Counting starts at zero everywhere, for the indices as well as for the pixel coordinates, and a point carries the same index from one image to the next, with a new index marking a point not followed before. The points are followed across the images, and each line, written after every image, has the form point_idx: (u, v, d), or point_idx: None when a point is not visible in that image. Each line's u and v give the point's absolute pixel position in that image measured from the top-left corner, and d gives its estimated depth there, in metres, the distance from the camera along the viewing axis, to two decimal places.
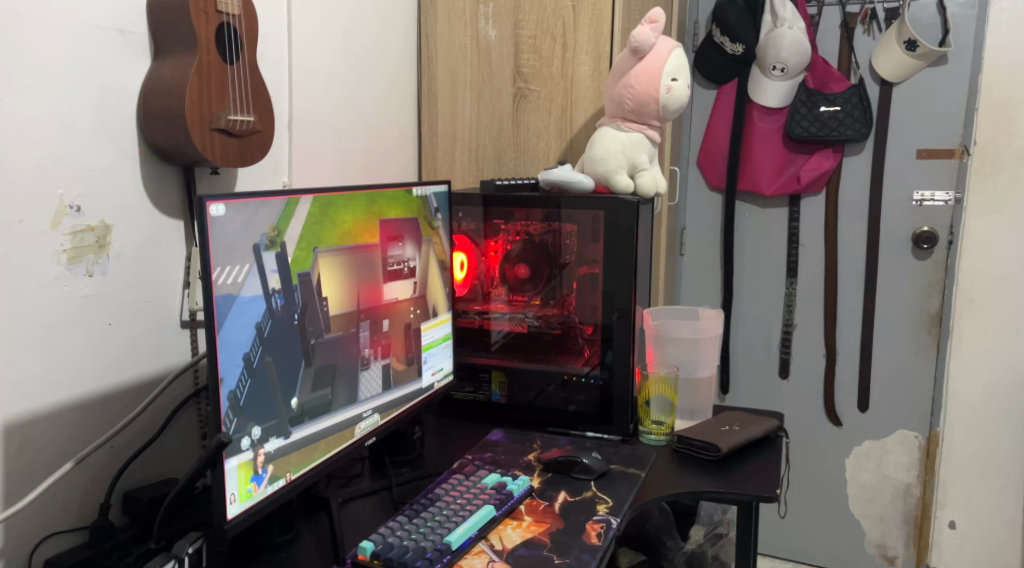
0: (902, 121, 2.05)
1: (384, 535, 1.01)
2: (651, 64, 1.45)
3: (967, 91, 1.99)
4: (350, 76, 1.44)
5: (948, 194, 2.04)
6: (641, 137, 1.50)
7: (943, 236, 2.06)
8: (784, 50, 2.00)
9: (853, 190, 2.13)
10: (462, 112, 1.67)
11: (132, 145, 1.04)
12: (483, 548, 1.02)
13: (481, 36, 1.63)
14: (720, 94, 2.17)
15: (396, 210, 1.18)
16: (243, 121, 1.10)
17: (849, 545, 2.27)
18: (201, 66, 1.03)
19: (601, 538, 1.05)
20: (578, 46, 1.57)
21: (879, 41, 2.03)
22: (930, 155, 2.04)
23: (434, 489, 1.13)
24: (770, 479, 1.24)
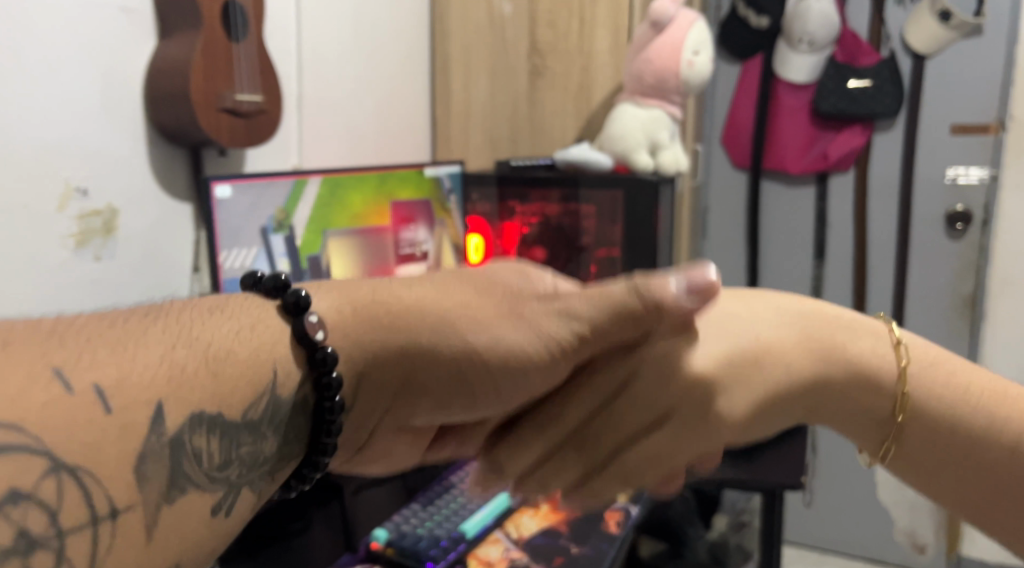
0: (935, 96, 1.99)
1: (397, 524, 0.99)
2: (672, 37, 1.44)
3: (1003, 63, 1.91)
4: (360, 53, 1.41)
5: (983, 170, 1.97)
6: (661, 113, 1.48)
7: (978, 215, 1.99)
8: (811, 22, 1.92)
9: (884, 169, 2.07)
10: (476, 89, 1.62)
11: (138, 125, 1.02)
12: (500, 536, 0.99)
13: (496, 11, 1.59)
14: (745, 70, 2.11)
15: (408, 191, 1.14)
16: (250, 101, 1.07)
17: (878, 532, 2.23)
18: (207, 43, 1.01)
19: (620, 527, 1.01)
20: (596, 19, 1.53)
21: (910, 12, 1.97)
22: (964, 131, 1.97)
23: (449, 477, 1.12)
24: (796, 466, 1.21)
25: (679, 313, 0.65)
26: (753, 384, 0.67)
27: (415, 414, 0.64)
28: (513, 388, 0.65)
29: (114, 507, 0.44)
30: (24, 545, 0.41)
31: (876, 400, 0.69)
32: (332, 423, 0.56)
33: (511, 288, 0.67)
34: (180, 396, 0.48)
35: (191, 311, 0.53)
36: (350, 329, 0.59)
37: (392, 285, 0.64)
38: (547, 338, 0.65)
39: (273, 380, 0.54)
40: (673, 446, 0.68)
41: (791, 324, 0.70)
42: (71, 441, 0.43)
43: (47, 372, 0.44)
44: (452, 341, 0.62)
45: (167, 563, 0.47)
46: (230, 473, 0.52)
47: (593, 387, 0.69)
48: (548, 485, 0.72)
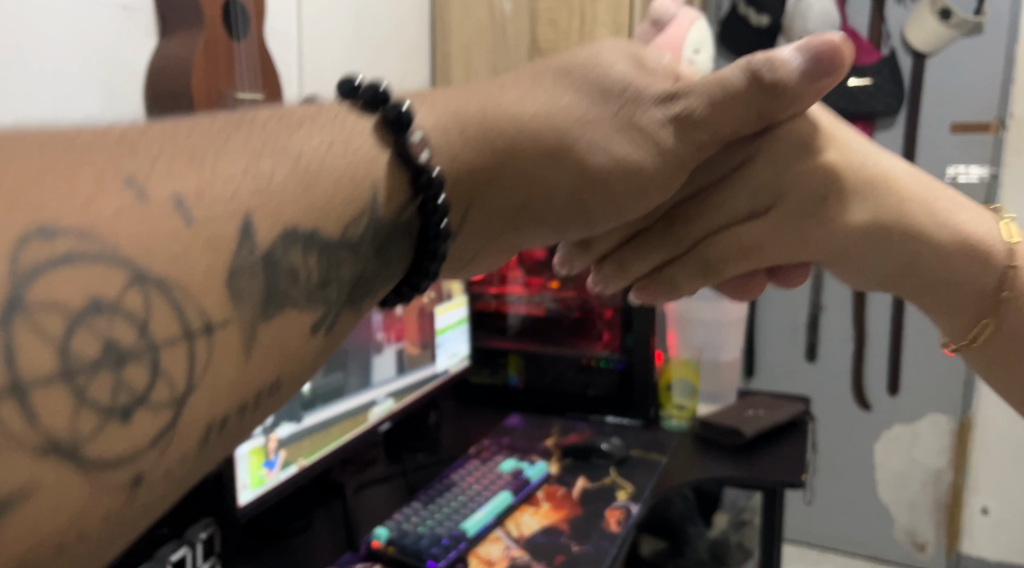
0: (936, 94, 1.99)
1: (398, 522, 0.99)
2: (674, 35, 1.45)
3: (1004, 62, 1.91)
4: (361, 52, 1.40)
5: (984, 169, 1.96)
6: None
7: None
8: (811, 20, 1.92)
9: None
10: (476, 87, 1.63)
11: (140, 125, 0.99)
12: (501, 535, 0.99)
13: (497, 10, 1.59)
14: None
15: None
16: (251, 100, 1.08)
17: (877, 530, 2.24)
18: (209, 42, 1.01)
19: (620, 525, 1.01)
20: (596, 19, 1.51)
21: (911, 11, 1.97)
22: (965, 130, 1.97)
23: (449, 475, 1.12)
24: (796, 465, 1.21)
25: (805, 87, 0.62)
26: (871, 201, 0.69)
27: (527, 239, 0.63)
28: (630, 210, 0.63)
29: (209, 322, 0.41)
30: (113, 360, 0.38)
31: (982, 274, 0.70)
32: (439, 245, 0.54)
33: (634, 83, 0.61)
34: (269, 209, 0.44)
35: (276, 123, 0.48)
36: (461, 146, 0.56)
37: (489, 89, 0.59)
38: (660, 147, 0.61)
39: (373, 197, 0.50)
40: (767, 238, 0.71)
41: (910, 172, 0.71)
42: (152, 253, 0.39)
43: (119, 179, 0.39)
44: (569, 154, 0.59)
45: (253, 392, 0.44)
46: (330, 292, 0.49)
47: (717, 166, 0.70)
48: (625, 271, 0.75)
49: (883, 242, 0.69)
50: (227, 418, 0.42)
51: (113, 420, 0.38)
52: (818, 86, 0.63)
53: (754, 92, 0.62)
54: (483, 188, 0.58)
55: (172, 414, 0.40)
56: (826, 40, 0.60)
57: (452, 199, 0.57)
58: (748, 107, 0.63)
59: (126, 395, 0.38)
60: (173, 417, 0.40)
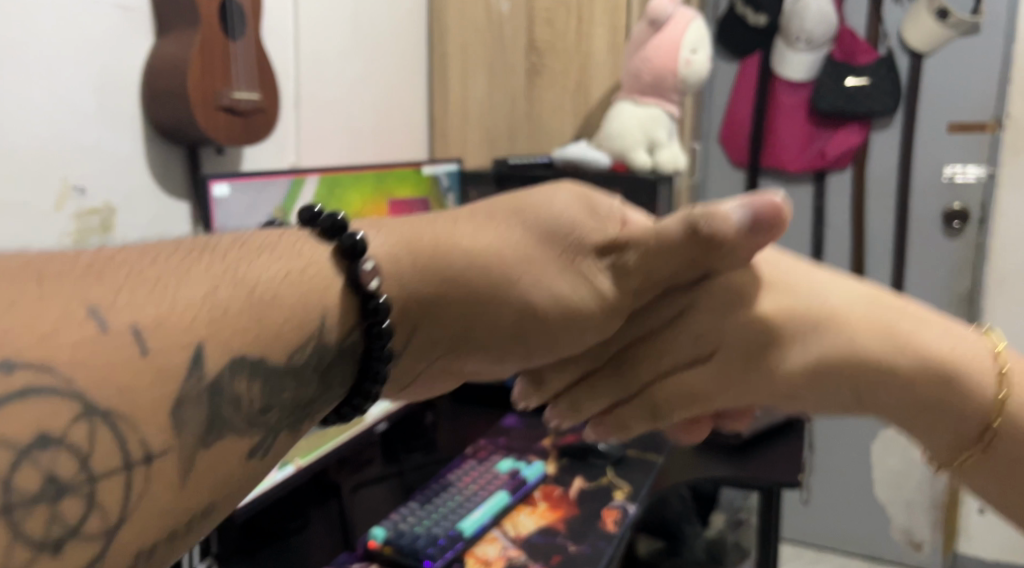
0: (933, 94, 1.99)
1: (395, 522, 0.99)
2: (671, 36, 1.44)
3: (1001, 62, 1.92)
4: (358, 51, 1.40)
5: (981, 168, 1.97)
6: (658, 111, 1.49)
7: (975, 214, 2.00)
8: (808, 20, 1.92)
9: (882, 167, 2.08)
10: (473, 88, 1.62)
11: (136, 125, 0.99)
12: (497, 535, 0.99)
13: (493, 9, 1.58)
14: (744, 66, 2.09)
15: (407, 189, 1.15)
16: (247, 99, 1.07)
17: (874, 530, 2.24)
18: (205, 42, 1.00)
19: (617, 525, 1.01)
20: (594, 17, 1.53)
21: (908, 11, 1.97)
22: (962, 129, 1.97)
23: (446, 475, 1.12)
24: (794, 464, 1.21)
25: (742, 243, 0.64)
26: (815, 343, 0.66)
27: (463, 366, 0.62)
28: (571, 343, 0.65)
29: (149, 453, 0.41)
30: (52, 492, 0.37)
31: (970, 410, 0.63)
32: (380, 366, 0.54)
33: (582, 225, 0.64)
34: (221, 339, 0.45)
35: (234, 249, 0.49)
36: (406, 273, 0.56)
37: (443, 222, 0.60)
38: (599, 292, 0.64)
39: (320, 325, 0.51)
40: (713, 387, 0.69)
41: (864, 298, 0.67)
42: (104, 381, 0.40)
43: (82, 310, 0.40)
44: (509, 292, 0.60)
45: (202, 505, 0.44)
46: (271, 417, 0.49)
47: (653, 314, 0.70)
48: (580, 409, 0.73)
49: (837, 381, 0.65)
50: (155, 547, 0.42)
51: (45, 552, 0.37)
52: (759, 241, 0.65)
53: (691, 245, 0.64)
54: (426, 312, 0.58)
55: (101, 546, 0.39)
56: (768, 200, 0.63)
57: (399, 321, 0.56)
58: (681, 259, 0.65)
59: (60, 526, 0.38)
60: (103, 548, 0.39)
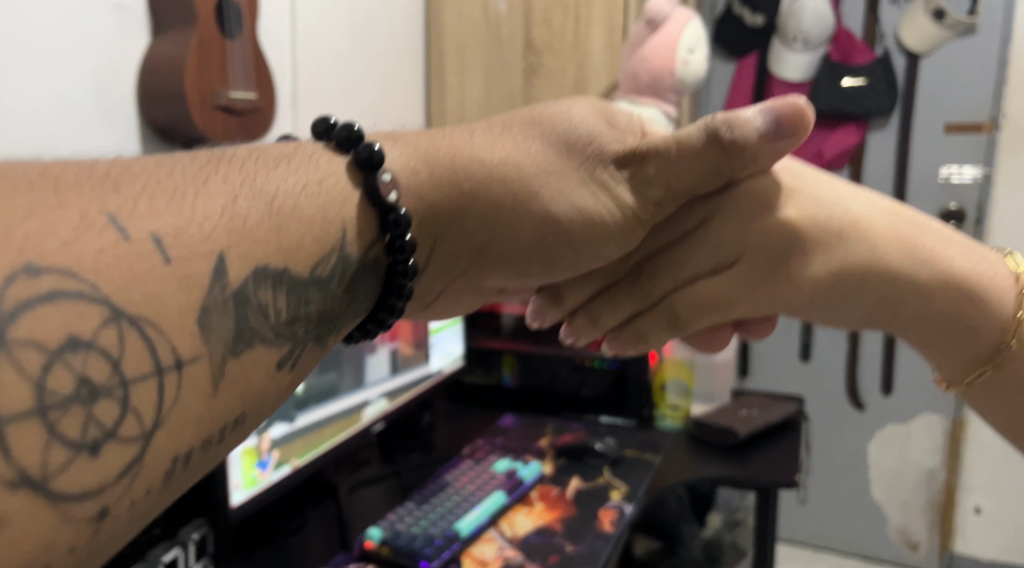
0: (929, 95, 1.99)
1: (391, 523, 0.99)
2: (667, 35, 1.45)
3: (997, 63, 1.92)
4: (355, 51, 1.40)
5: (977, 169, 1.97)
6: (656, 112, 1.48)
7: (972, 214, 2.00)
8: (805, 21, 1.93)
9: (879, 167, 2.08)
10: (471, 87, 1.63)
11: (133, 124, 0.99)
12: (494, 535, 0.99)
13: (491, 9, 1.58)
14: (741, 67, 2.10)
15: None
16: (244, 99, 1.07)
17: (871, 531, 2.24)
18: (202, 41, 1.01)
19: (614, 525, 1.01)
20: (592, 19, 1.52)
21: (904, 11, 1.97)
22: (958, 130, 1.98)
23: (443, 476, 1.12)
24: (790, 465, 1.22)
25: (764, 146, 0.62)
26: (838, 251, 0.67)
27: (489, 275, 0.65)
28: (594, 254, 0.65)
29: (179, 358, 0.41)
30: (85, 395, 0.37)
31: (987, 322, 0.67)
32: (404, 281, 0.55)
33: (599, 138, 0.63)
34: (242, 249, 0.45)
35: (253, 159, 0.49)
36: (426, 184, 0.58)
37: (462, 136, 0.61)
38: (620, 204, 0.63)
39: (342, 238, 0.51)
40: (735, 292, 0.69)
41: (890, 213, 0.68)
42: (128, 293, 0.39)
43: (101, 220, 0.40)
44: (530, 203, 0.61)
45: (232, 417, 0.44)
46: (297, 329, 0.49)
47: (673, 224, 0.69)
48: (597, 322, 0.73)
49: (855, 291, 0.67)
50: (192, 452, 0.42)
51: (81, 454, 0.37)
52: (780, 143, 0.62)
53: (715, 151, 0.62)
54: (445, 230, 0.60)
55: (140, 448, 0.39)
56: (791, 102, 0.60)
57: (419, 233, 0.58)
58: (703, 167, 0.63)
59: (95, 430, 0.38)
60: (141, 451, 0.39)
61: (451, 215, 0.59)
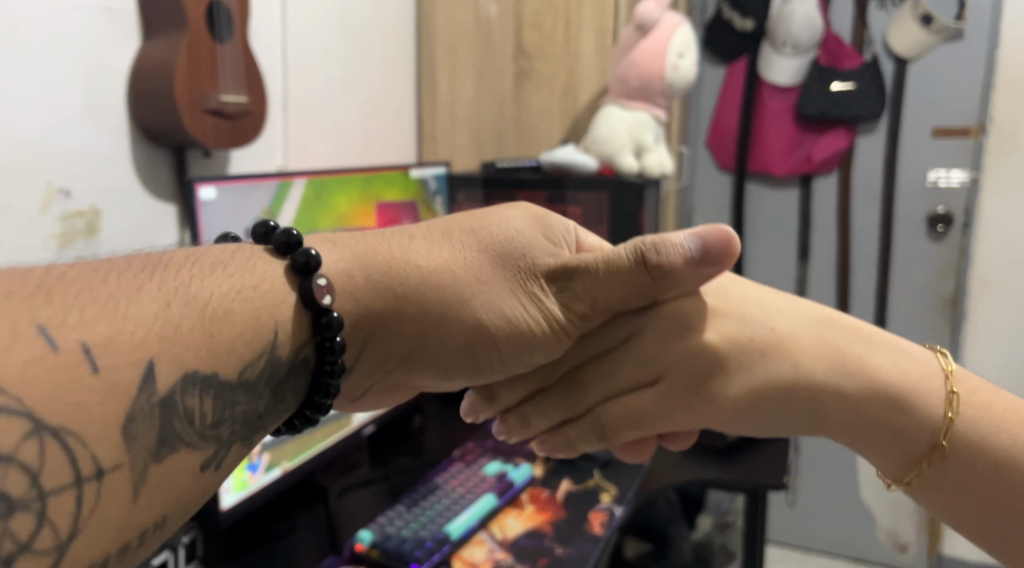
0: (918, 99, 2.01)
1: (382, 525, 0.99)
2: (657, 39, 1.46)
3: (984, 68, 1.94)
4: (345, 53, 1.40)
5: (965, 172, 1.99)
6: (646, 116, 1.50)
7: (959, 217, 2.01)
8: (794, 25, 1.93)
9: (868, 172, 2.09)
10: (462, 89, 1.61)
11: (123, 127, 0.99)
12: (484, 538, 0.99)
13: (482, 12, 1.59)
14: (731, 71, 2.11)
15: (394, 192, 1.14)
16: (235, 102, 1.07)
17: (860, 532, 2.25)
18: (192, 44, 1.00)
19: (604, 527, 1.02)
20: (582, 22, 1.54)
21: (893, 16, 1.99)
22: (946, 134, 1.99)
23: (434, 478, 1.12)
24: (778, 467, 1.22)
25: (690, 272, 0.66)
26: (762, 367, 0.72)
27: (416, 378, 0.66)
28: (520, 361, 0.68)
29: (100, 467, 0.43)
30: (3, 508, 0.39)
31: (916, 429, 0.68)
32: (331, 380, 0.57)
33: (534, 248, 0.67)
34: (173, 353, 0.47)
35: (190, 267, 0.52)
36: (360, 291, 0.59)
37: (396, 242, 0.63)
38: (551, 316, 0.66)
39: (273, 340, 0.54)
40: (658, 407, 0.74)
41: (812, 322, 0.74)
42: (53, 401, 0.42)
43: (30, 329, 0.43)
44: (466, 312, 0.63)
45: (154, 519, 0.46)
46: (223, 431, 0.51)
47: (602, 335, 0.73)
48: (529, 423, 0.77)
49: (782, 404, 0.71)
50: (108, 558, 0.44)
51: None
52: (707, 270, 0.67)
53: (640, 272, 0.65)
54: (381, 330, 0.61)
55: (55, 556, 0.41)
56: (718, 232, 0.64)
57: (351, 336, 0.60)
58: (629, 289, 0.67)
59: (10, 542, 0.40)
60: (53, 562, 0.41)
61: (379, 322, 0.61)
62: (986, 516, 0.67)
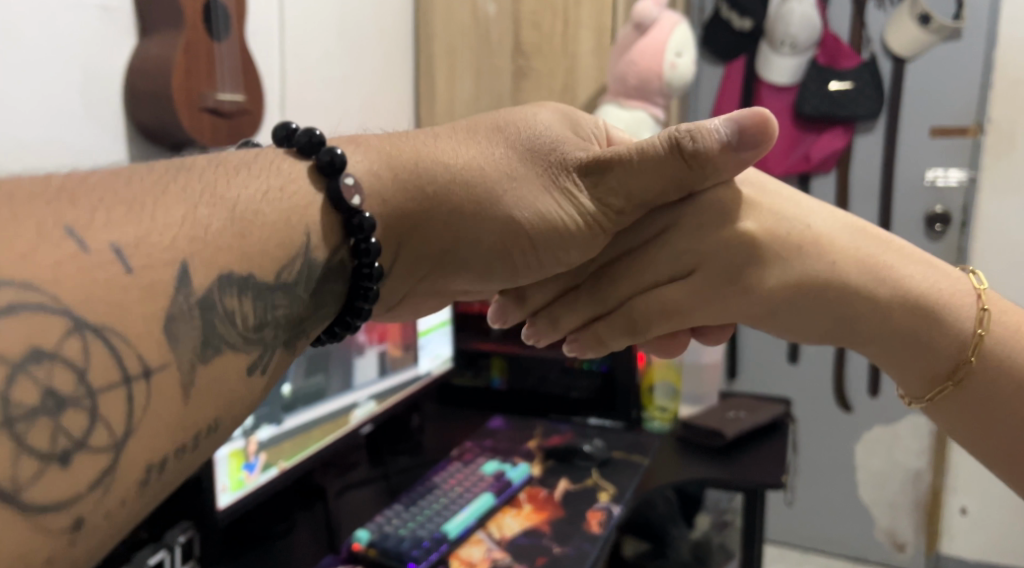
0: (916, 99, 2.01)
1: (379, 524, 0.99)
2: (654, 39, 1.47)
3: (982, 67, 1.94)
4: (342, 53, 1.40)
5: (962, 172, 1.99)
6: (644, 115, 1.50)
7: (957, 217, 2.01)
8: (793, 25, 1.94)
9: (865, 172, 2.09)
10: (461, 90, 1.64)
11: (120, 126, 0.99)
12: (482, 537, 0.99)
13: (480, 12, 1.59)
14: (728, 71, 2.11)
15: None
16: (232, 101, 1.07)
17: (858, 532, 2.25)
18: (189, 44, 1.00)
19: (602, 527, 1.01)
20: (581, 21, 1.52)
21: (891, 15, 1.99)
22: (944, 133, 1.99)
23: (432, 477, 1.12)
24: (776, 466, 1.22)
25: (726, 159, 0.63)
26: (796, 265, 0.68)
27: (451, 282, 0.67)
28: (556, 260, 0.67)
29: (147, 367, 0.43)
30: (52, 406, 0.39)
31: (947, 341, 0.65)
32: (370, 283, 0.57)
33: (563, 144, 0.65)
34: (205, 257, 0.46)
35: (211, 172, 0.50)
36: (388, 187, 0.59)
37: (425, 139, 0.63)
38: (583, 210, 0.64)
39: (306, 242, 0.53)
40: (687, 300, 0.71)
41: (849, 228, 0.69)
42: (90, 299, 0.41)
43: (59, 230, 0.41)
44: (495, 210, 0.63)
45: (205, 424, 0.46)
46: (266, 334, 0.51)
47: (633, 232, 0.71)
48: (557, 324, 0.76)
49: (810, 307, 0.68)
50: (167, 458, 0.43)
51: (51, 465, 0.38)
52: (746, 155, 0.64)
53: (675, 159, 0.63)
54: (411, 227, 0.61)
55: (111, 457, 0.41)
56: (755, 115, 0.61)
57: (384, 237, 0.60)
58: (665, 179, 0.65)
59: (65, 440, 0.39)
60: (111, 461, 0.41)
61: (414, 218, 0.61)
62: (1001, 433, 0.65)
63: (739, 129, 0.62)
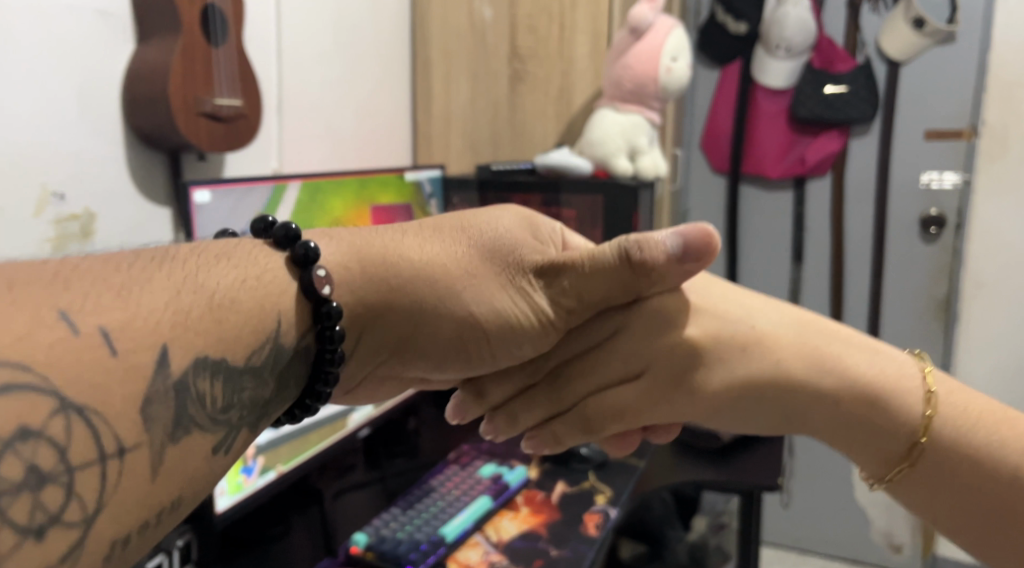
0: (911, 102, 2.02)
1: (377, 528, 0.99)
2: (651, 44, 1.47)
3: (977, 70, 1.95)
4: (340, 54, 1.40)
5: (958, 175, 2.00)
6: (640, 119, 1.51)
7: (952, 219, 2.02)
8: (788, 28, 1.93)
9: (860, 175, 2.10)
10: (456, 95, 1.61)
11: (117, 131, 0.99)
12: (479, 540, 0.99)
13: (477, 15, 1.59)
14: (725, 74, 2.12)
15: (389, 195, 1.14)
16: (229, 105, 1.07)
17: (855, 535, 2.26)
18: (186, 48, 1.00)
19: (600, 529, 1.02)
20: (576, 25, 1.56)
21: (885, 19, 2.00)
22: (939, 136, 2.00)
23: (429, 481, 1.13)
24: (772, 468, 1.23)
25: (671, 267, 0.69)
26: (740, 364, 0.72)
27: (404, 370, 0.68)
28: (509, 353, 0.71)
29: (121, 446, 0.44)
30: (33, 481, 0.40)
31: (900, 431, 0.68)
32: (331, 368, 0.58)
33: (521, 246, 0.69)
34: (184, 340, 0.48)
35: (197, 256, 0.53)
36: (353, 277, 0.61)
37: (388, 233, 0.65)
38: (539, 309, 0.69)
39: (278, 327, 0.54)
40: (642, 398, 0.75)
41: (790, 326, 0.74)
42: (71, 383, 0.42)
43: (52, 314, 0.43)
44: (453, 306, 0.65)
45: (172, 499, 0.47)
46: (232, 416, 0.51)
47: (586, 332, 0.75)
48: (517, 419, 0.77)
49: (761, 403, 0.72)
50: (129, 536, 0.44)
51: (28, 537, 0.39)
52: (688, 266, 0.70)
53: (623, 268, 0.69)
54: (376, 319, 0.62)
55: (81, 532, 0.42)
56: (699, 230, 0.67)
57: (350, 327, 0.61)
58: (615, 283, 0.70)
59: None
60: (82, 533, 0.42)
61: (377, 313, 0.62)
62: (975, 520, 0.67)
63: (687, 241, 0.67)
